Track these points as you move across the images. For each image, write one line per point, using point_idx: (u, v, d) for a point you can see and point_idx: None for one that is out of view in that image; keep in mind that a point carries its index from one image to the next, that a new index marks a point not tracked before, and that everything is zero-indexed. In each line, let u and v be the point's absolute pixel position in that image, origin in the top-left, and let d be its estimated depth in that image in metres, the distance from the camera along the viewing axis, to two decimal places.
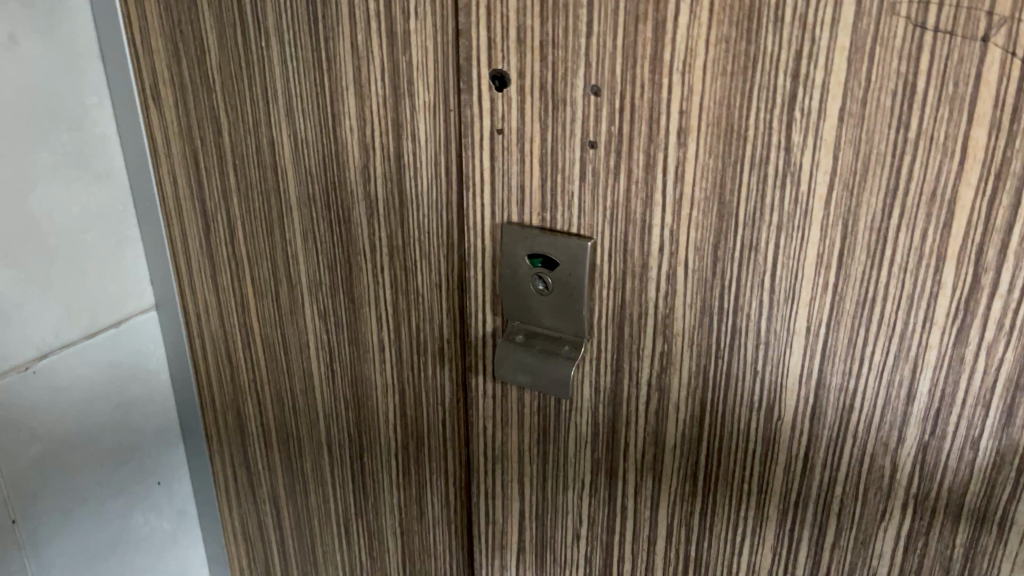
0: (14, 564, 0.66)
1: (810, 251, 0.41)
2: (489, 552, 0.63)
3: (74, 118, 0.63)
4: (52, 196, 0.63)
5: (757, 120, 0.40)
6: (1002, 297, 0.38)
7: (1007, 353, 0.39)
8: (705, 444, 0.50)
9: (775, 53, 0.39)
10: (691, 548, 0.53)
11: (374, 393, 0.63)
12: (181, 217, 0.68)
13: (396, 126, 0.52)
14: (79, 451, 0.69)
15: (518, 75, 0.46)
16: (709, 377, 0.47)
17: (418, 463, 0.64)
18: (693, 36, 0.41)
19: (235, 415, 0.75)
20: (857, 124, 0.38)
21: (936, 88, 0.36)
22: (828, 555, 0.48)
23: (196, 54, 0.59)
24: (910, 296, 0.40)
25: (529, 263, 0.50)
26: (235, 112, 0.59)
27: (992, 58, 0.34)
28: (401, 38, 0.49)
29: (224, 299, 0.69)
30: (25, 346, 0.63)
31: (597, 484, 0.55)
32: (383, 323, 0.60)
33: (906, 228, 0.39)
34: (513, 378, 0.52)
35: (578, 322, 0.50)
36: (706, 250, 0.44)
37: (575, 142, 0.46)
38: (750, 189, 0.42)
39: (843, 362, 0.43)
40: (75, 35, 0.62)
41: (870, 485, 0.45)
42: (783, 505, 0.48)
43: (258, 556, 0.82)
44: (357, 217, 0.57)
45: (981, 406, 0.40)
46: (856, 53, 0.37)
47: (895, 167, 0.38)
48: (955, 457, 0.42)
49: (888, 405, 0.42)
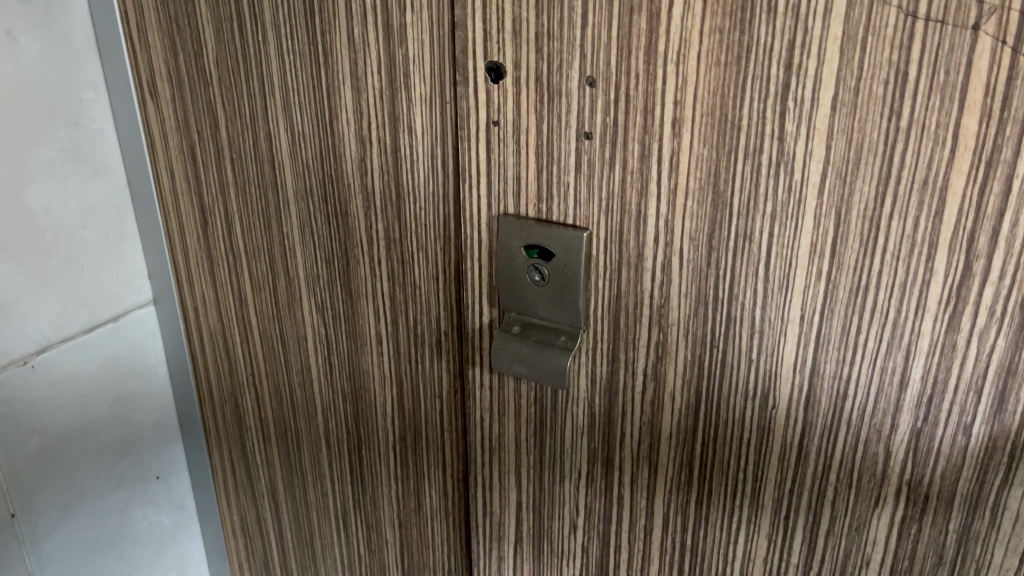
0: (13, 558, 0.66)
1: (804, 240, 0.42)
2: (487, 543, 0.63)
3: (71, 113, 0.63)
4: (50, 192, 0.63)
5: (750, 110, 0.41)
6: (993, 284, 0.38)
7: (998, 340, 0.39)
8: (701, 433, 0.50)
9: (768, 43, 0.39)
10: (687, 538, 0.54)
11: (372, 386, 0.64)
12: (178, 213, 0.68)
13: (392, 119, 0.52)
14: (78, 445, 0.70)
15: (513, 67, 0.46)
16: (704, 366, 0.48)
17: (416, 455, 0.64)
18: (687, 27, 0.41)
19: (234, 409, 0.76)
20: (849, 113, 0.38)
21: (927, 77, 0.36)
22: (823, 542, 0.48)
23: (192, 48, 0.60)
24: (902, 284, 0.40)
25: (525, 254, 0.50)
26: (232, 106, 0.60)
27: (983, 46, 0.35)
28: (397, 31, 0.49)
29: (222, 294, 0.70)
30: (23, 341, 0.63)
31: (594, 474, 0.55)
32: (381, 316, 0.60)
33: (898, 217, 0.39)
34: (510, 369, 0.53)
35: (574, 312, 0.50)
36: (701, 239, 0.45)
37: (571, 133, 0.46)
38: (744, 178, 0.42)
39: (836, 350, 0.43)
40: (71, 30, 0.62)
41: (863, 472, 0.45)
42: (778, 494, 0.49)
43: (257, 550, 0.83)
44: (354, 210, 0.57)
45: (974, 392, 0.40)
46: (848, 42, 0.37)
47: (887, 156, 0.38)
48: (948, 444, 0.42)
49: (881, 393, 0.43)
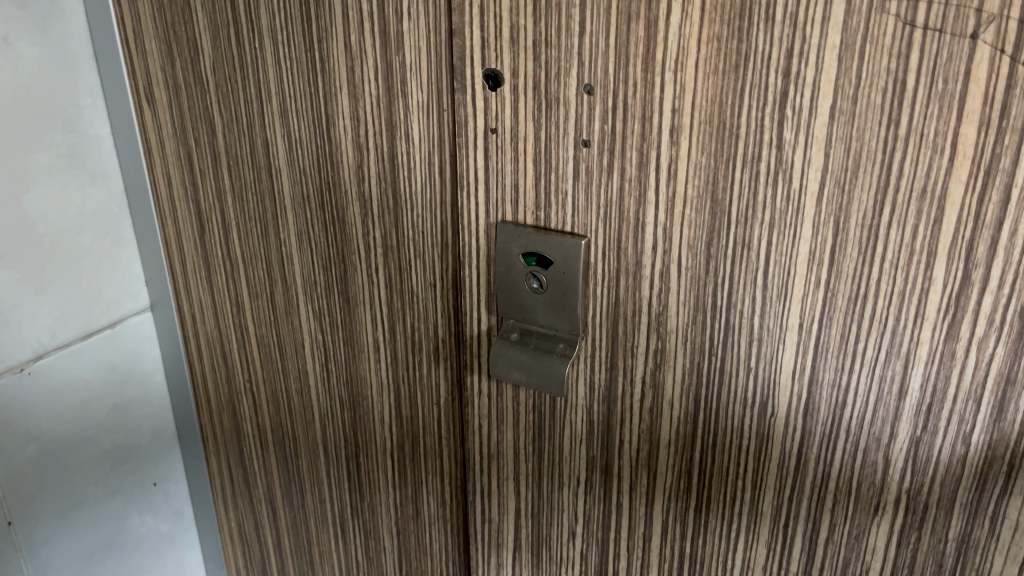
0: (10, 564, 0.66)
1: (802, 249, 0.42)
2: (485, 550, 0.63)
3: (69, 119, 0.63)
4: (47, 198, 0.63)
5: (749, 118, 0.41)
6: (992, 293, 0.38)
7: (997, 349, 0.39)
8: (700, 440, 0.50)
9: (766, 51, 0.39)
10: (686, 545, 0.53)
11: (370, 393, 0.64)
12: (176, 218, 0.68)
13: (389, 126, 0.52)
14: (75, 452, 0.69)
15: (511, 74, 0.46)
16: (703, 374, 0.48)
17: (414, 462, 0.64)
18: (685, 35, 0.41)
19: (231, 415, 0.76)
20: (848, 121, 0.38)
21: (926, 86, 0.36)
22: (822, 550, 0.48)
23: (189, 55, 0.59)
24: (901, 293, 0.40)
25: (523, 262, 0.50)
26: (229, 113, 0.60)
27: (981, 55, 0.35)
28: (393, 38, 0.49)
29: (219, 301, 0.70)
30: (20, 348, 0.62)
31: (593, 482, 0.55)
32: (378, 323, 0.60)
33: (896, 225, 0.39)
34: (508, 376, 0.53)
35: (572, 320, 0.50)
36: (699, 247, 0.45)
37: (569, 141, 0.46)
38: (743, 186, 0.42)
39: (835, 359, 0.43)
40: (68, 35, 0.62)
41: (863, 481, 0.45)
42: (777, 501, 0.48)
43: (254, 556, 0.82)
44: (351, 217, 0.57)
45: (973, 401, 0.40)
46: (846, 51, 0.37)
47: (885, 164, 0.38)
48: (947, 453, 0.42)
49: (880, 401, 0.43)
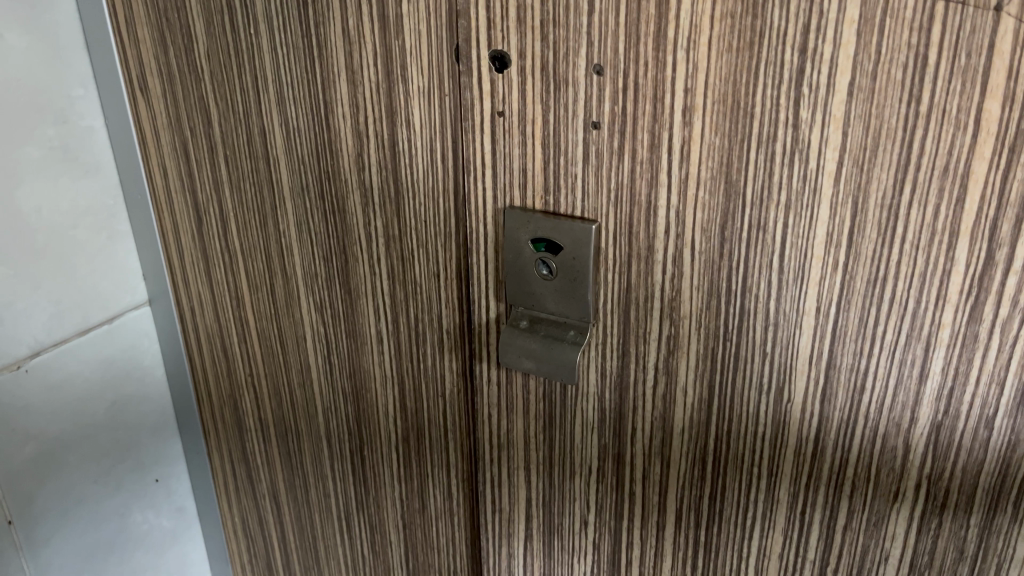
0: (12, 563, 0.65)
1: (819, 230, 0.41)
2: (496, 541, 0.62)
3: (61, 111, 0.62)
4: (40, 193, 0.61)
5: (763, 97, 0.40)
6: (1016, 272, 0.37)
7: (1021, 331, 0.38)
8: (714, 427, 0.49)
9: (781, 28, 0.38)
10: (700, 534, 0.53)
11: (373, 385, 0.63)
12: (172, 211, 0.67)
13: (389, 112, 0.51)
14: (74, 450, 0.68)
15: (518, 56, 0.45)
16: (717, 359, 0.47)
17: (420, 454, 0.63)
18: (697, 12, 0.40)
19: (233, 408, 0.74)
20: (867, 98, 0.37)
21: (948, 60, 0.35)
22: (840, 537, 0.47)
23: (182, 42, 0.58)
24: (922, 274, 0.39)
25: (532, 247, 0.49)
26: (224, 102, 0.58)
27: (1005, 27, 0.34)
28: (392, 21, 0.48)
29: (219, 294, 0.68)
30: (16, 346, 0.61)
31: (604, 470, 0.54)
32: (381, 313, 0.59)
33: (917, 205, 0.38)
34: (518, 365, 0.52)
35: (582, 306, 0.49)
36: (713, 231, 0.44)
37: (578, 123, 0.45)
38: (757, 167, 0.41)
39: (854, 342, 0.42)
40: (59, 24, 0.60)
41: (882, 466, 0.44)
42: (794, 488, 0.48)
43: (259, 551, 0.82)
44: (352, 206, 0.55)
45: (996, 384, 0.40)
46: (865, 26, 0.36)
47: (906, 141, 0.37)
48: (969, 438, 0.41)
49: (900, 385, 0.42)
